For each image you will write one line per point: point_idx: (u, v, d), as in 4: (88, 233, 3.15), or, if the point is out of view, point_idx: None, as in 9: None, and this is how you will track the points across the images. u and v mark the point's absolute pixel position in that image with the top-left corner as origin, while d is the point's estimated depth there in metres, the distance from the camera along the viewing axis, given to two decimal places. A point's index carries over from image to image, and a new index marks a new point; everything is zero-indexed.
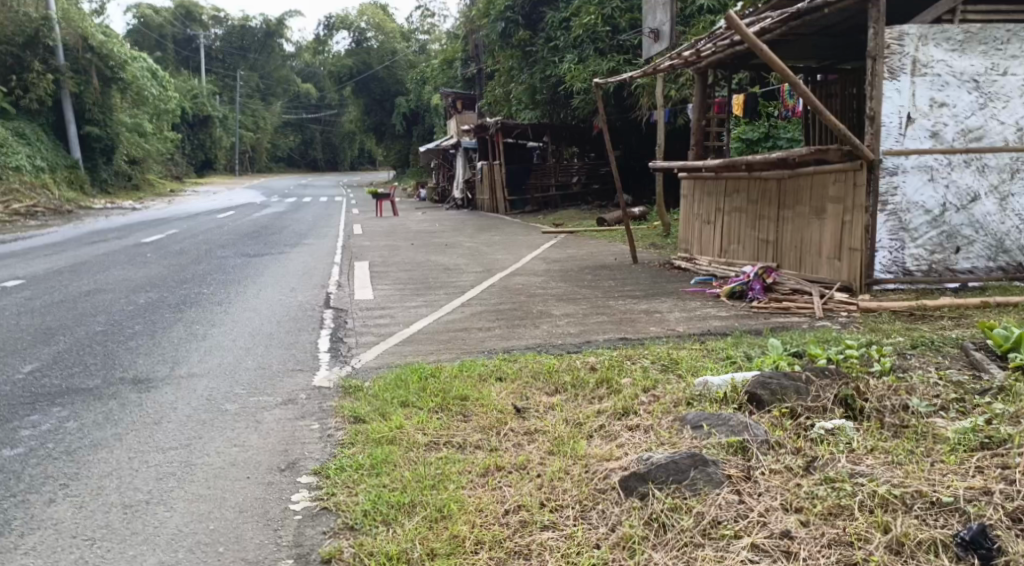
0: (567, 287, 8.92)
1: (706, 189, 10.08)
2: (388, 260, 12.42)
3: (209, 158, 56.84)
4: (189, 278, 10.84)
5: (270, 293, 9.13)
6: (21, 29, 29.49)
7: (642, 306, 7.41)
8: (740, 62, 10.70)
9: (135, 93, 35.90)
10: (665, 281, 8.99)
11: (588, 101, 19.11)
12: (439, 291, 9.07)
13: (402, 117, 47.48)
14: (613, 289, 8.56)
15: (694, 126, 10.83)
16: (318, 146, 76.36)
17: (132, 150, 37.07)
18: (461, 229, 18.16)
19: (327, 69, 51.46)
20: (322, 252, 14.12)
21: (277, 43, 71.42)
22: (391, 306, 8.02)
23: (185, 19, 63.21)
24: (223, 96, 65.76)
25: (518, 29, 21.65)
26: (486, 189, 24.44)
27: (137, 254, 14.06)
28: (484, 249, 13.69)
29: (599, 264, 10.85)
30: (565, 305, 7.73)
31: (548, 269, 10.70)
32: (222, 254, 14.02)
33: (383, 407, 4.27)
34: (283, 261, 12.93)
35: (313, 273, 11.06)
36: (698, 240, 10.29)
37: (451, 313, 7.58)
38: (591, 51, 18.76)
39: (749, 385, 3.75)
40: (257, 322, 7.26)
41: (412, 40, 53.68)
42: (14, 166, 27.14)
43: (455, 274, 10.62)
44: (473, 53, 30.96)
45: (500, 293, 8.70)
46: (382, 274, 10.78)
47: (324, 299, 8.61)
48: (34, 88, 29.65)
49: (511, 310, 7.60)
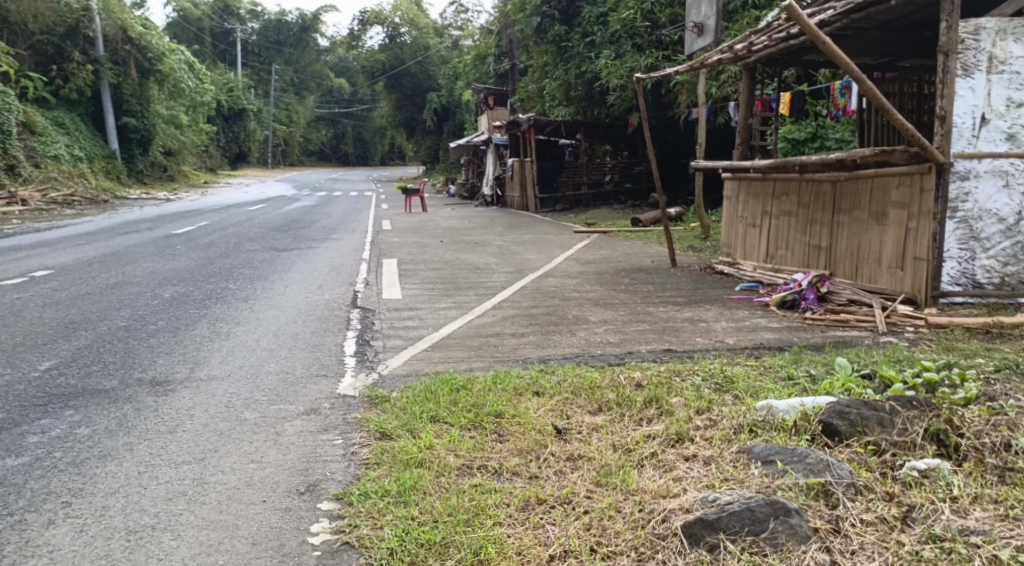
0: (605, 291, 8.52)
1: (752, 191, 9.61)
2: (417, 257, 12.09)
3: (242, 150, 57.02)
4: (216, 272, 10.57)
5: (297, 290, 8.80)
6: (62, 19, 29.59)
7: (686, 315, 6.98)
8: (790, 58, 10.23)
9: (172, 84, 35.97)
10: (707, 287, 8.55)
11: (625, 99, 18.66)
12: (471, 292, 8.71)
13: (434, 112, 47.19)
14: (653, 294, 8.14)
15: (740, 124, 10.36)
16: (350, 141, 76.46)
17: (167, 141, 37.16)
18: (493, 227, 17.79)
19: (361, 64, 51.35)
20: (351, 248, 13.83)
21: (312, 37, 71.52)
22: (421, 307, 7.67)
23: (222, 12, 63.47)
24: (257, 90, 65.97)
25: (555, 23, 21.23)
26: (517, 186, 24.04)
27: (166, 246, 13.85)
28: (515, 248, 13.32)
29: (636, 267, 10.43)
30: (604, 311, 7.33)
31: (583, 270, 10.30)
32: (250, 247, 13.78)
33: (412, 422, 3.89)
34: (312, 256, 12.64)
35: (342, 269, 10.74)
36: (741, 244, 9.82)
37: (483, 315, 7.21)
38: (630, 46, 18.31)
39: (823, 414, 3.36)
40: (284, 321, 6.93)
41: (446, 36, 53.40)
42: (52, 155, 27.26)
43: (487, 274, 10.26)
44: (507, 49, 30.56)
45: (534, 296, 8.31)
46: (412, 272, 10.45)
47: (352, 298, 8.28)
48: (73, 78, 29.76)
49: (546, 314, 7.21)
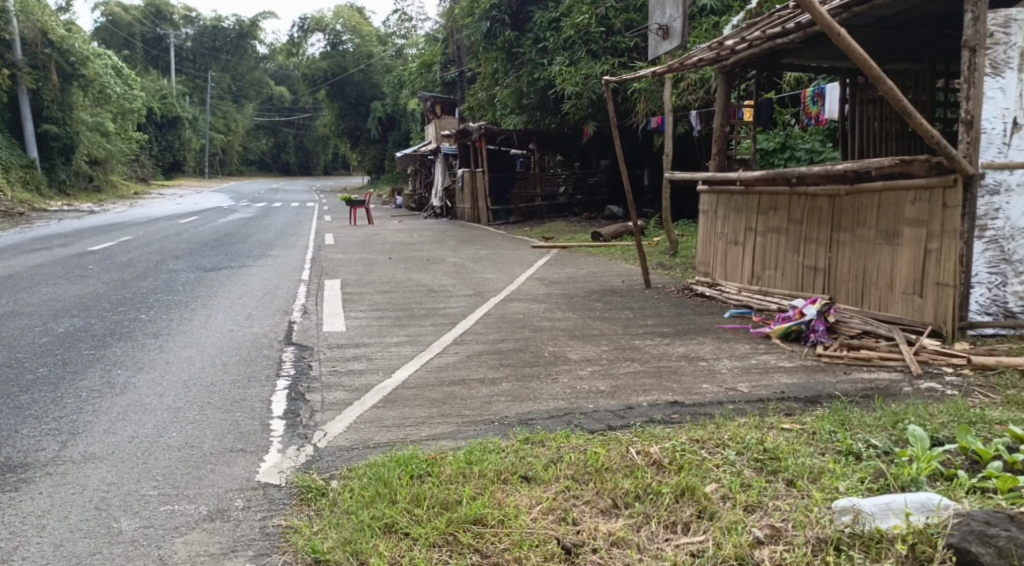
0: (578, 320, 7.55)
1: (733, 205, 8.73)
2: (363, 278, 10.98)
3: (178, 159, 54.83)
4: (129, 297, 9.32)
5: (221, 322, 7.64)
6: None
7: (679, 350, 6.04)
8: (768, 61, 9.41)
9: (98, 91, 34.10)
10: (692, 313, 7.64)
11: (580, 107, 17.80)
12: (425, 321, 7.65)
13: (378, 122, 45.85)
14: (633, 324, 7.20)
15: (717, 132, 9.48)
16: (292, 151, 74.51)
17: (94, 150, 35.23)
18: (443, 242, 16.74)
19: (302, 72, 49.74)
20: (288, 267, 12.64)
21: (250, 45, 69.54)
22: (368, 344, 6.56)
23: (155, 17, 61.25)
24: (193, 97, 63.75)
25: (505, 28, 20.24)
26: (468, 198, 22.98)
27: (78, 266, 12.48)
28: (470, 266, 12.26)
29: (607, 289, 9.47)
30: (582, 345, 6.33)
31: (549, 293, 9.31)
32: (175, 267, 12.49)
33: (359, 538, 2.92)
34: (243, 277, 11.41)
35: (276, 293, 9.57)
36: (722, 263, 8.93)
37: (442, 354, 6.16)
38: (583, 52, 17.45)
39: (951, 537, 2.68)
40: (199, 367, 5.78)
41: (389, 44, 52.06)
42: None
43: (441, 298, 9.21)
44: (455, 56, 29.49)
45: (500, 326, 7.31)
46: (358, 296, 9.35)
47: (285, 331, 7.14)
48: None
49: (518, 351, 6.21)
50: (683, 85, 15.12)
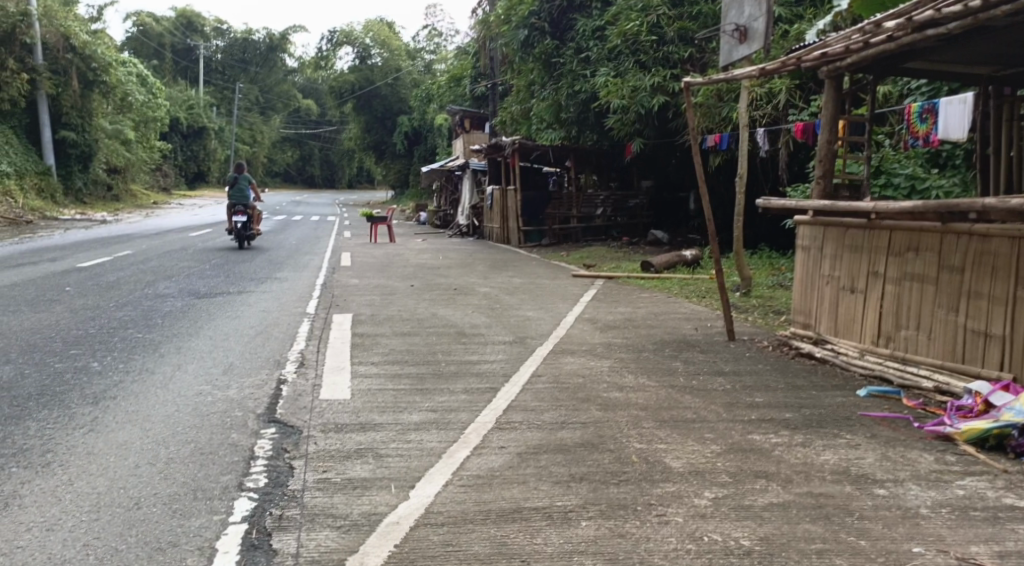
0: (659, 392, 5.69)
1: (849, 241, 6.89)
2: (380, 312, 9.22)
3: (202, 170, 53.58)
4: (95, 333, 7.64)
5: (191, 380, 5.84)
6: None
7: (829, 457, 4.18)
8: (889, 66, 7.59)
9: (121, 97, 32.83)
10: (810, 389, 5.80)
11: (625, 121, 15.99)
12: (453, 386, 5.83)
13: (404, 136, 44.55)
14: (738, 403, 5.34)
15: (823, 149, 7.59)
16: (317, 163, 73.38)
17: (113, 159, 33.83)
18: (472, 266, 14.95)
19: (329, 84, 48.29)
20: (292, 293, 10.91)
21: (279, 57, 68.45)
22: (374, 429, 4.69)
23: (186, 27, 60.58)
24: (220, 109, 62.64)
25: (544, 37, 18.53)
26: (496, 218, 21.14)
27: (57, 287, 10.86)
28: (505, 300, 10.47)
29: (680, 340, 7.65)
30: (681, 440, 4.50)
31: (608, 343, 7.51)
32: (163, 291, 10.80)
33: None
34: (239, 306, 9.66)
35: (272, 333, 7.81)
36: (831, 315, 7.09)
37: (481, 451, 4.31)
38: (631, 63, 15.69)
39: None
40: (129, 466, 4.03)
41: (418, 59, 50.34)
42: None
43: (475, 346, 7.42)
44: (486, 69, 27.91)
45: (558, 398, 5.48)
46: (372, 340, 7.57)
47: (267, 399, 5.30)
48: (8, 88, 26.51)
49: (590, 447, 4.36)
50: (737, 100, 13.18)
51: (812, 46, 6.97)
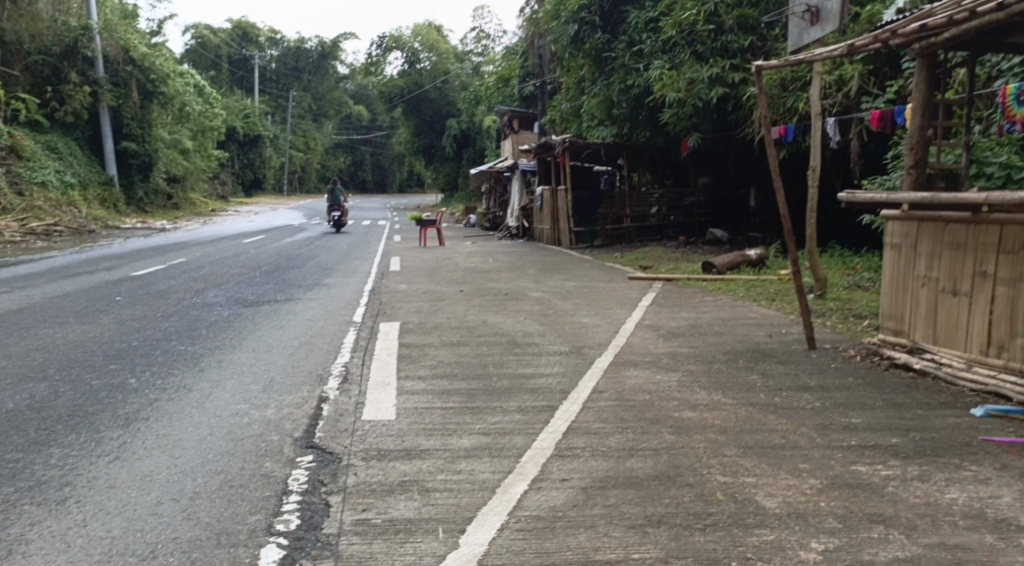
0: (738, 410, 5.06)
1: (949, 239, 6.21)
2: (429, 320, 8.74)
3: (257, 177, 53.99)
4: (135, 345, 7.28)
5: (228, 398, 5.36)
6: (61, 38, 26.84)
7: (955, 496, 3.55)
8: (989, 39, 6.90)
9: (178, 107, 33.16)
10: (914, 408, 5.13)
11: (681, 116, 15.27)
12: (506, 404, 5.27)
13: (453, 139, 44.16)
14: (832, 425, 4.69)
15: (915, 135, 6.96)
16: (368, 169, 73.56)
17: (171, 168, 34.14)
18: (524, 269, 14.41)
19: (378, 89, 48.25)
20: (340, 300, 10.48)
21: (331, 64, 68.92)
22: (417, 458, 4.10)
23: (241, 39, 61.40)
24: (274, 116, 63.30)
25: (594, 31, 17.77)
26: (547, 218, 20.52)
27: (106, 296, 10.63)
28: (561, 305, 9.91)
29: (755, 350, 7.01)
30: (772, 471, 3.89)
31: (676, 353, 6.91)
32: (209, 299, 10.48)
33: None
34: (285, 314, 9.25)
35: (317, 343, 7.33)
36: (927, 320, 6.41)
37: (543, 485, 3.75)
38: (687, 55, 14.98)
39: None
40: (150, 502, 3.56)
41: (467, 62, 49.93)
42: (38, 182, 24.58)
43: (530, 357, 6.88)
44: (536, 68, 27.37)
45: (624, 418, 4.89)
46: (420, 351, 7.06)
47: (306, 420, 4.80)
48: (71, 101, 26.86)
49: (666, 481, 3.77)
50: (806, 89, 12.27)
51: (912, 17, 6.31)
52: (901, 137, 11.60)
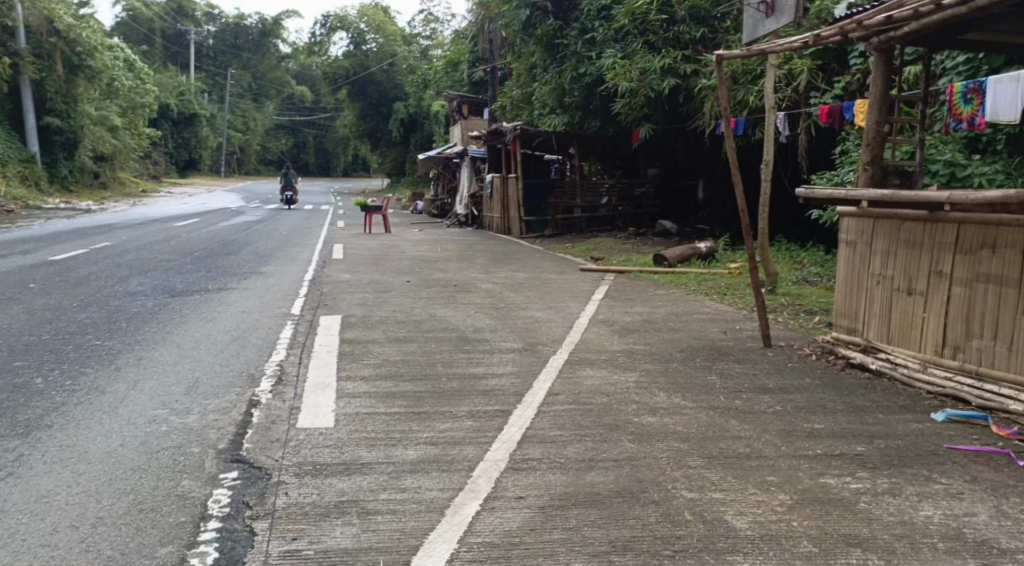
0: (699, 415, 4.84)
1: (906, 236, 6.08)
2: (373, 313, 8.37)
3: (193, 157, 52.38)
4: (50, 340, 6.77)
5: (145, 402, 4.97)
6: None
7: (930, 513, 3.38)
8: (947, 36, 6.79)
9: (107, 82, 31.81)
10: (875, 412, 4.98)
11: (633, 106, 15.07)
12: (456, 409, 4.96)
13: (399, 123, 43.38)
14: (796, 431, 4.50)
15: (872, 132, 6.83)
16: (311, 151, 72.07)
17: (99, 146, 32.78)
18: (472, 259, 14.09)
19: (322, 70, 47.16)
20: (277, 290, 10.04)
21: (272, 43, 67.12)
22: (356, 473, 3.80)
23: (176, 13, 59.34)
24: (212, 95, 61.48)
25: (546, 16, 17.56)
26: (496, 207, 20.21)
27: (22, 283, 9.98)
28: (510, 297, 9.63)
29: (711, 347, 6.83)
30: (740, 486, 3.68)
31: (631, 350, 6.69)
32: (136, 287, 9.93)
33: None
34: (217, 305, 8.80)
35: (250, 339, 6.92)
36: (883, 319, 6.28)
37: (496, 504, 3.48)
38: (640, 44, 14.81)
39: None
40: (45, 532, 3.22)
41: (414, 45, 49.11)
42: None
43: (480, 354, 6.58)
44: (485, 53, 26.94)
45: (582, 425, 4.63)
46: (363, 348, 6.69)
47: (233, 429, 4.45)
48: None
49: (628, 498, 3.53)
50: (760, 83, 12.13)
51: (877, 8, 6.14)
52: (849, 133, 11.56)
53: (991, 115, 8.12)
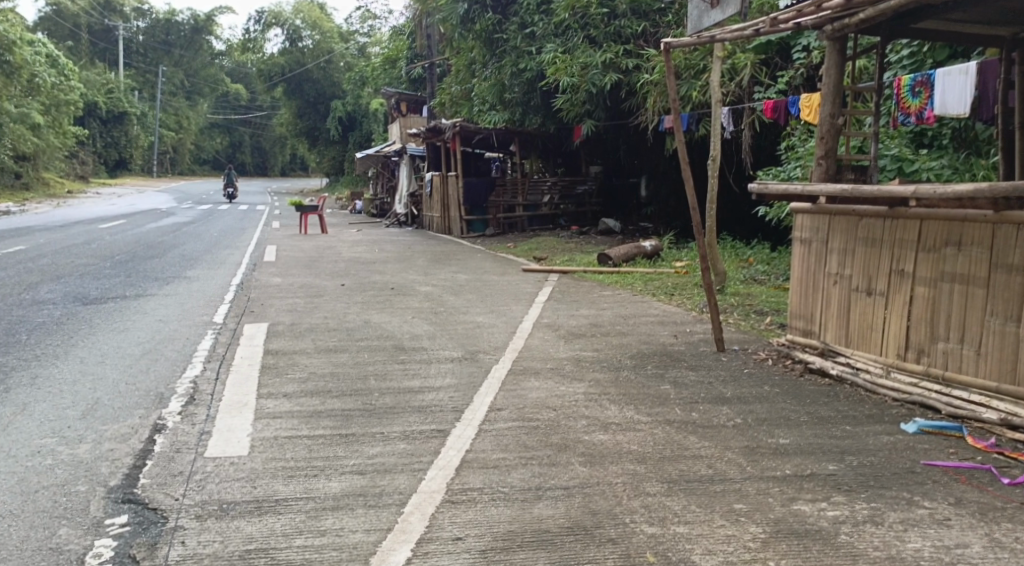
0: (654, 431, 4.45)
1: (865, 234, 5.80)
2: (303, 320, 7.81)
3: (123, 157, 50.54)
4: None
5: (30, 430, 4.36)
6: None
7: (918, 545, 3.04)
8: (898, 23, 6.51)
9: (26, 78, 30.28)
10: (841, 421, 4.66)
11: (575, 102, 14.73)
12: (388, 429, 4.46)
13: (337, 121, 42.37)
14: (761, 448, 4.13)
15: (826, 123, 6.55)
16: (248, 151, 70.29)
17: (19, 145, 31.21)
18: (411, 260, 13.57)
19: (257, 67, 45.88)
20: (199, 296, 9.37)
21: (204, 39, 65.28)
22: (268, 514, 3.28)
23: (102, 7, 57.14)
24: (142, 92, 59.43)
25: (484, 11, 16.87)
26: (437, 206, 19.68)
27: None
28: (451, 301, 9.15)
29: (663, 352, 6.47)
30: (706, 516, 3.29)
31: (579, 357, 6.28)
32: (43, 295, 9.15)
33: None
34: (131, 313, 8.11)
35: (163, 351, 6.30)
36: (840, 321, 6.00)
37: (431, 551, 3.01)
38: (581, 39, 14.45)
39: None
40: None
41: (351, 42, 48.12)
42: None
43: (417, 364, 6.10)
44: (424, 49, 26.35)
45: (528, 446, 4.18)
46: (288, 359, 6.12)
47: (130, 461, 3.88)
48: None
49: (582, 536, 3.11)
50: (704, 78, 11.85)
51: None
52: (794, 128, 11.36)
53: (940, 109, 7.89)
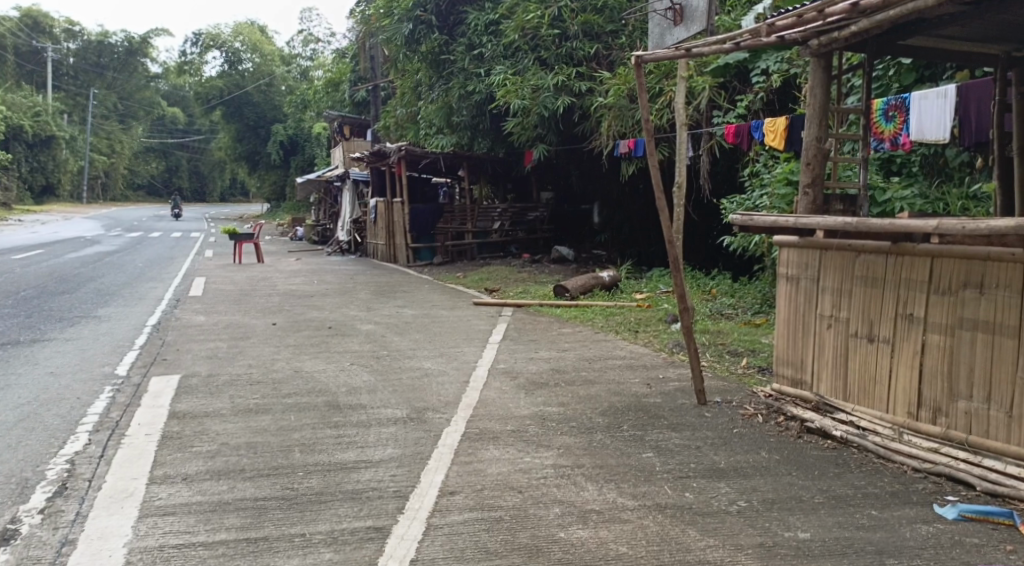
0: (644, 523, 3.61)
1: (864, 272, 5.07)
2: (223, 371, 6.79)
3: (50, 182, 48.23)
4: None
5: None
6: None
7: None
8: (886, 40, 5.87)
9: None
10: (863, 501, 3.89)
11: (525, 125, 13.98)
12: (310, 529, 3.53)
13: (278, 146, 41.07)
14: (779, 550, 3.33)
15: (812, 150, 5.88)
16: (185, 175, 68.15)
17: None
18: (353, 293, 12.58)
19: (194, 90, 44.34)
20: (106, 340, 8.26)
21: (139, 63, 63.15)
22: None
23: (30, 29, 54.71)
24: (72, 116, 57.07)
25: (431, 32, 16.06)
26: (381, 233, 18.71)
27: None
28: (394, 343, 8.22)
29: (639, 406, 5.66)
30: None
31: (544, 416, 5.41)
32: None
33: None
34: (19, 364, 6.97)
35: (44, 416, 5.25)
36: (835, 371, 5.26)
37: None
38: (531, 61, 13.73)
39: None
40: None
41: (293, 65, 46.86)
42: None
43: (353, 428, 5.16)
44: (367, 71, 25.40)
45: (489, 551, 3.31)
46: (198, 426, 5.12)
47: None
48: None
49: None
50: (662, 100, 11.19)
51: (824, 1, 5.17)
52: (757, 155, 10.76)
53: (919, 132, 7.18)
